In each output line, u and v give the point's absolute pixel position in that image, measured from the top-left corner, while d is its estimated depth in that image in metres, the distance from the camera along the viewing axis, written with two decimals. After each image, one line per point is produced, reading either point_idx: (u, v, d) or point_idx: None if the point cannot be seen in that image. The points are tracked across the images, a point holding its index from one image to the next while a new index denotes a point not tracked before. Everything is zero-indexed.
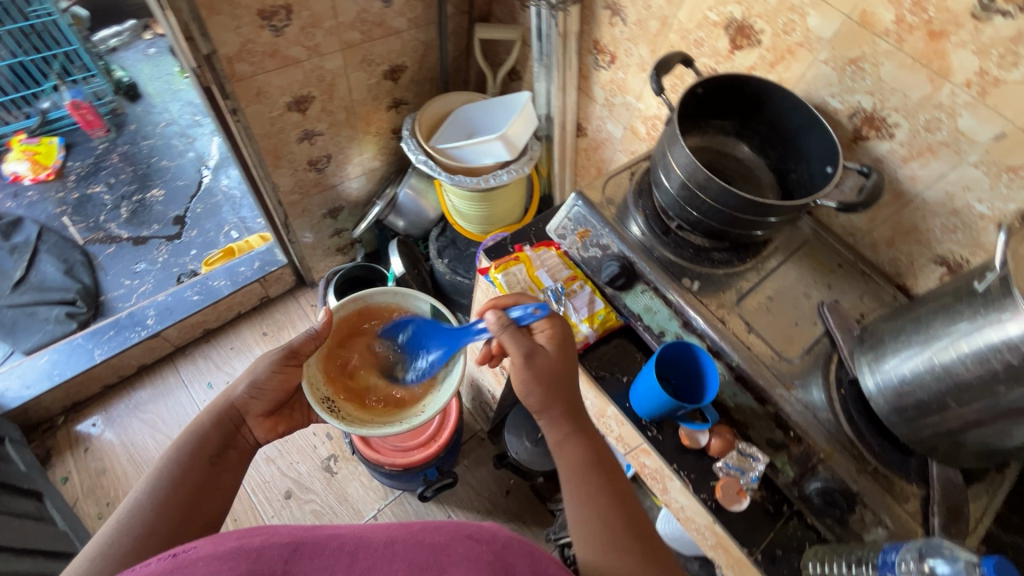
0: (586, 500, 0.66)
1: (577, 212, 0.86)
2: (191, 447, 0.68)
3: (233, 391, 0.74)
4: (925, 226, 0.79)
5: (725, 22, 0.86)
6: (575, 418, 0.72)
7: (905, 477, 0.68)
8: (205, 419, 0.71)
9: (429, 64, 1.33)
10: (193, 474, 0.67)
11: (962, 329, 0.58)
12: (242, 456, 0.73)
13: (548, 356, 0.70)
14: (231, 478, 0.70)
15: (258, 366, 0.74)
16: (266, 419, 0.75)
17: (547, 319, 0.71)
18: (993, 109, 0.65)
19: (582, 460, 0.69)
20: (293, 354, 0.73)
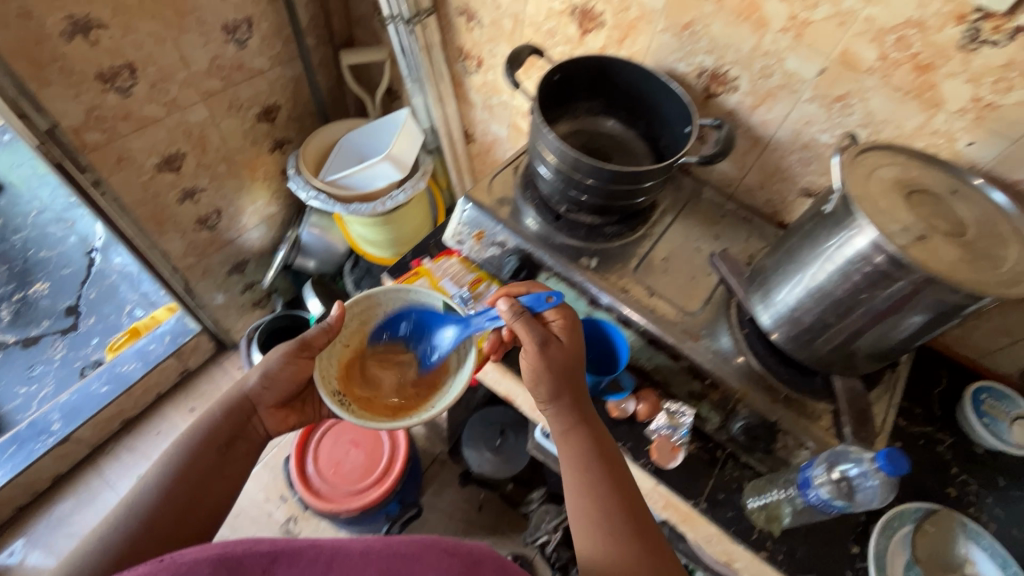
0: (590, 493, 0.65)
1: (469, 216, 0.86)
2: (202, 438, 0.72)
3: (246, 383, 0.76)
4: (786, 164, 0.85)
5: (569, 9, 0.89)
6: (582, 409, 0.69)
7: (815, 397, 0.73)
8: (219, 408, 0.74)
9: (303, 99, 1.30)
10: (201, 462, 0.70)
11: (823, 250, 0.63)
12: (252, 447, 0.75)
13: (562, 347, 0.68)
14: (240, 467, 0.73)
15: (271, 357, 0.75)
16: (277, 411, 0.77)
17: (561, 310, 0.70)
18: (811, 48, 0.72)
19: (583, 452, 0.67)
20: (307, 346, 0.73)
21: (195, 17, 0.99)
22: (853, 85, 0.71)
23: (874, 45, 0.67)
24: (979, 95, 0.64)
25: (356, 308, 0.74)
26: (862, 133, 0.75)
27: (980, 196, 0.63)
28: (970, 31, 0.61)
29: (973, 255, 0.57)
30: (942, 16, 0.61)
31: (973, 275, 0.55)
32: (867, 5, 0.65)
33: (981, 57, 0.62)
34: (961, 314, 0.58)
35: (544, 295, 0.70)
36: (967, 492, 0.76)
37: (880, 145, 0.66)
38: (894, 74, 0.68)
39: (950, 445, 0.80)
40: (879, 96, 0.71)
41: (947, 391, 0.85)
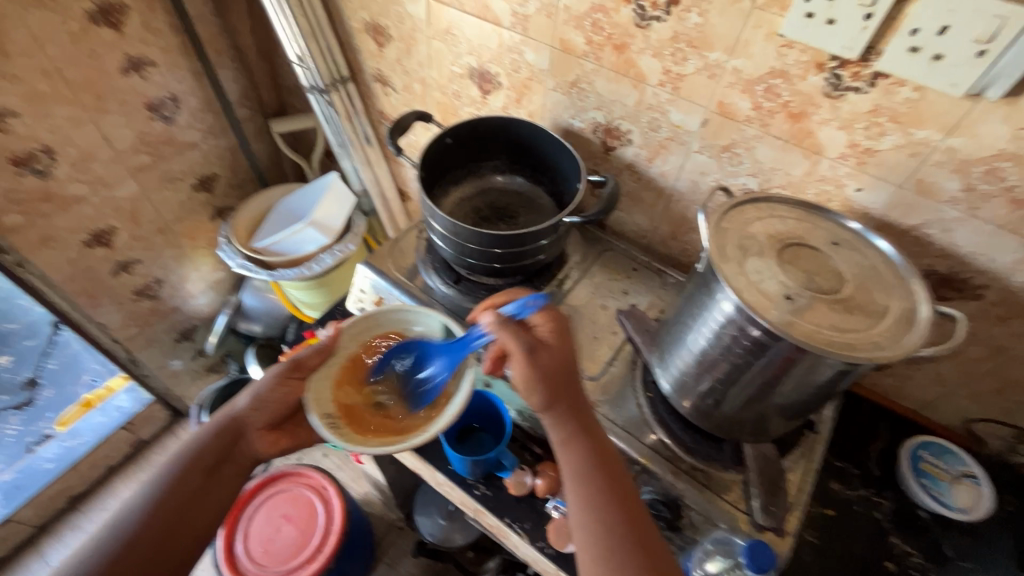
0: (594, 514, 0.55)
1: (368, 283, 0.85)
2: (188, 460, 0.64)
3: (237, 403, 0.69)
4: (691, 215, 0.82)
5: (467, 72, 0.90)
6: (581, 417, 0.60)
7: (722, 466, 0.67)
8: (208, 429, 0.67)
9: (241, 167, 1.32)
10: (185, 486, 0.63)
11: (702, 311, 0.60)
12: (241, 470, 0.67)
13: (551, 351, 0.60)
14: (227, 492, 0.65)
15: (261, 378, 0.69)
16: (267, 433, 0.69)
17: (547, 310, 0.61)
18: (689, 100, 0.70)
19: (584, 463, 0.58)
20: (298, 366, 0.68)
21: (115, 98, 1.01)
22: (736, 135, 0.69)
23: (747, 96, 0.65)
24: (854, 141, 0.61)
25: (352, 329, 0.69)
26: (754, 181, 0.72)
27: (863, 245, 0.59)
28: (831, 78, 0.59)
29: (847, 313, 0.53)
30: (803, 65, 0.59)
31: (843, 336, 0.51)
32: (731, 57, 0.63)
33: (849, 104, 0.59)
34: (851, 375, 0.54)
35: (527, 300, 0.62)
36: (909, 566, 0.69)
37: (760, 197, 0.63)
38: (772, 123, 0.66)
39: (891, 509, 0.73)
40: (762, 145, 0.68)
41: (886, 448, 0.78)
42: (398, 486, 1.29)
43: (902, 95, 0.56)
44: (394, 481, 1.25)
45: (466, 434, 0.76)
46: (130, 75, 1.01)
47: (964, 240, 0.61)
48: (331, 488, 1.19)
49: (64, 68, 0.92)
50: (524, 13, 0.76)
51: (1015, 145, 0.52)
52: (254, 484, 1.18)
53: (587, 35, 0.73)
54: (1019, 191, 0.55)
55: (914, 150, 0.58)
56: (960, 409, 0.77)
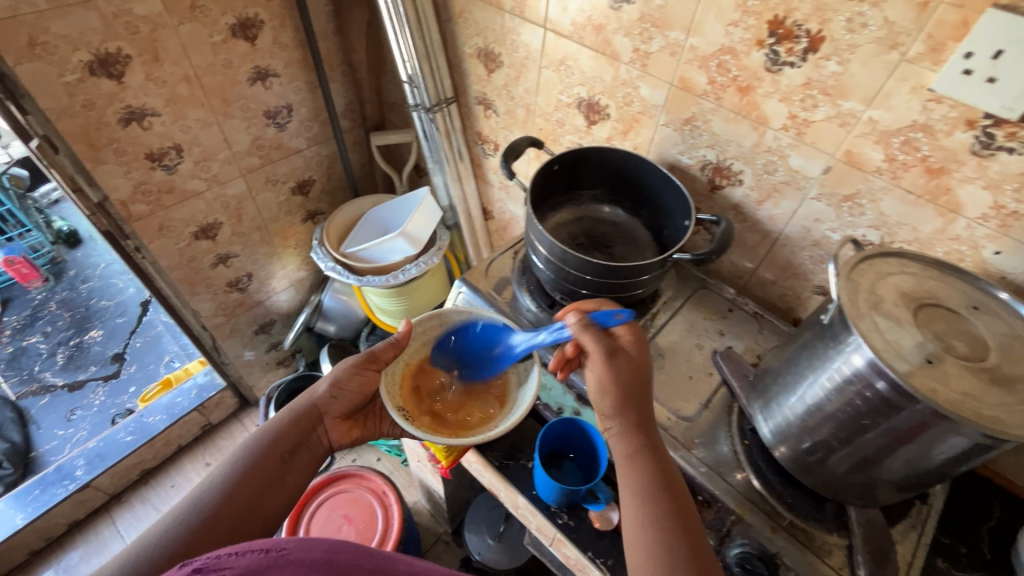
0: (653, 524, 0.53)
1: (463, 298, 0.87)
2: (267, 442, 0.65)
3: (316, 389, 0.71)
4: (798, 260, 0.80)
5: (576, 102, 0.92)
6: (649, 433, 0.60)
7: (824, 527, 0.64)
8: (287, 413, 0.69)
9: (335, 174, 1.39)
10: (264, 466, 0.63)
11: (821, 364, 0.58)
12: (314, 457, 0.68)
13: (629, 361, 0.62)
14: (299, 478, 0.66)
15: (340, 365, 0.71)
16: (342, 422, 0.71)
17: (630, 324, 0.65)
18: (813, 146, 0.69)
19: (649, 478, 0.56)
20: (374, 359, 0.69)
21: (240, 104, 1.09)
22: (863, 185, 0.67)
23: (880, 147, 0.64)
24: (1000, 202, 0.59)
25: (422, 325, 0.72)
26: (876, 234, 0.70)
27: (1007, 312, 0.56)
28: (982, 137, 0.57)
29: (995, 386, 0.50)
30: (951, 121, 0.58)
31: (992, 410, 0.48)
32: (868, 107, 0.62)
33: (999, 164, 0.57)
34: (983, 455, 0.51)
35: (613, 310, 0.65)
36: None
37: (889, 252, 0.61)
38: (905, 176, 0.64)
39: None
40: (890, 198, 0.66)
41: (1000, 530, 0.73)
42: (453, 500, 1.30)
43: None
44: (450, 495, 1.24)
45: (553, 460, 0.75)
46: (256, 84, 1.09)
47: None
48: (391, 494, 1.20)
49: (203, 75, 1.01)
50: (647, 50, 0.77)
51: None
52: (319, 481, 1.22)
53: (711, 76, 0.73)
54: None
55: None
56: None
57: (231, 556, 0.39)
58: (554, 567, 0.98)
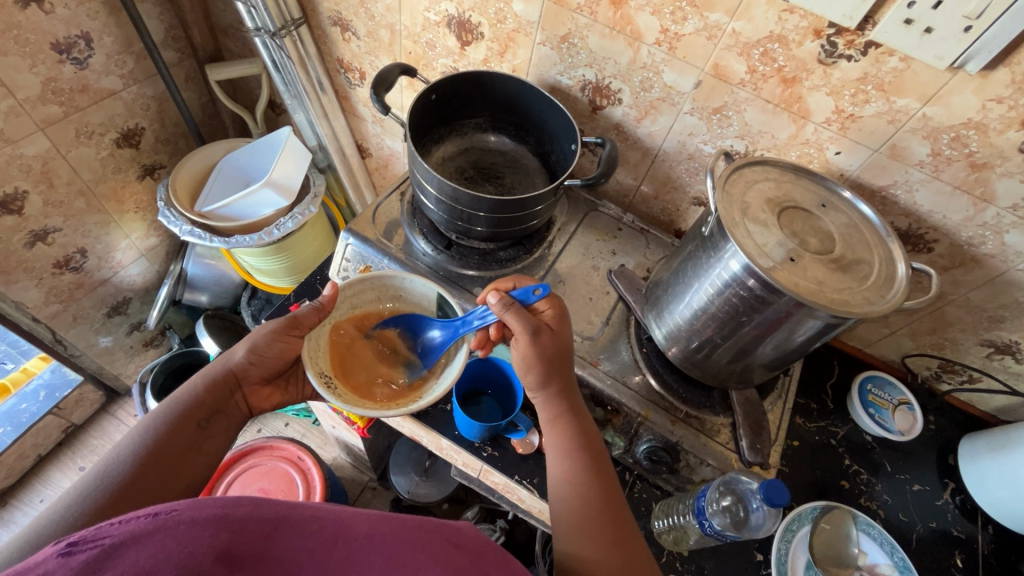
0: (576, 480, 0.58)
1: (353, 250, 0.80)
2: (179, 410, 0.59)
3: (234, 353, 0.64)
4: (676, 174, 0.84)
5: (445, 20, 0.84)
6: (570, 398, 0.62)
7: (713, 412, 0.73)
8: (202, 377, 0.62)
9: (169, 118, 1.17)
10: (178, 436, 0.57)
11: (701, 271, 0.64)
12: (234, 423, 0.63)
13: (552, 336, 0.61)
14: (218, 446, 0.61)
15: (259, 331, 0.65)
16: (263, 388, 0.66)
17: (551, 299, 0.62)
18: (685, 61, 0.70)
19: (570, 440, 0.60)
20: (296, 324, 0.63)
21: (12, 35, 0.84)
22: (728, 97, 0.71)
23: (743, 59, 0.67)
24: (841, 107, 0.65)
25: (352, 290, 0.66)
26: (742, 144, 0.75)
27: (847, 206, 0.64)
28: (827, 45, 0.61)
29: (841, 273, 0.57)
30: (802, 31, 0.61)
31: (840, 294, 0.55)
32: (732, 19, 0.64)
33: (840, 71, 0.62)
34: (831, 332, 0.59)
35: (531, 287, 0.62)
36: (859, 483, 0.80)
37: (755, 161, 0.66)
38: (764, 87, 0.68)
39: (843, 436, 0.84)
40: (752, 108, 0.71)
41: (839, 385, 0.89)
42: (375, 449, 1.29)
43: (890, 64, 0.59)
44: (371, 447, 1.22)
45: (472, 398, 0.77)
46: (30, 7, 0.84)
47: (925, 200, 0.68)
48: (307, 458, 1.16)
49: None
50: None
51: (982, 115, 0.58)
52: (225, 460, 1.15)
53: None
54: (978, 157, 0.62)
55: (894, 117, 0.63)
56: (899, 346, 0.88)
57: (113, 525, 0.32)
58: (481, 491, 1.02)
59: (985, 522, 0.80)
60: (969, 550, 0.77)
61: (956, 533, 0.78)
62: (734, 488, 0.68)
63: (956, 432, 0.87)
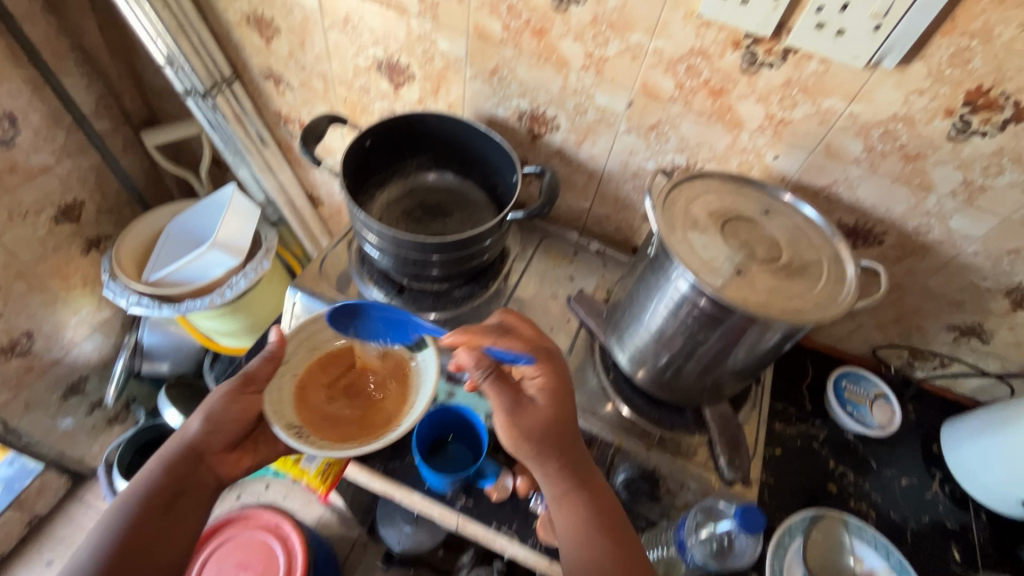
0: (591, 571, 0.53)
1: (302, 306, 0.77)
2: (138, 500, 0.54)
3: (189, 427, 0.60)
4: (623, 193, 0.84)
5: (374, 65, 0.83)
6: (575, 474, 0.59)
7: (687, 431, 0.71)
8: (158, 461, 0.57)
9: (111, 188, 1.14)
10: (140, 530, 0.53)
11: (655, 290, 0.62)
12: (205, 497, 0.58)
13: (541, 411, 0.60)
14: (188, 527, 0.56)
15: (211, 397, 0.61)
16: (229, 454, 0.61)
17: (540, 365, 0.60)
18: (613, 83, 0.70)
19: (581, 522, 0.56)
20: (250, 379, 0.62)
21: None
22: (661, 114, 0.71)
23: (669, 76, 0.67)
24: (771, 113, 0.65)
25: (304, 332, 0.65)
26: (682, 157, 0.75)
27: (790, 210, 0.63)
28: (747, 55, 0.61)
29: (790, 280, 0.56)
30: (720, 43, 0.61)
31: (791, 302, 0.54)
32: (652, 37, 0.64)
33: (764, 79, 0.62)
34: (796, 335, 0.58)
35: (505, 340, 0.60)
36: (847, 485, 0.78)
37: (694, 175, 0.65)
38: (694, 101, 0.68)
39: (825, 437, 0.83)
40: (686, 122, 0.70)
41: (814, 385, 0.88)
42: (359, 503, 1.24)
43: (811, 67, 0.60)
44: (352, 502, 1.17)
45: (437, 450, 0.73)
46: None
47: (867, 195, 0.68)
48: (285, 524, 1.10)
49: None
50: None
51: (906, 108, 0.59)
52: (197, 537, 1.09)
53: (503, 21, 0.70)
54: (910, 148, 0.62)
55: (823, 118, 0.63)
56: (868, 340, 0.87)
57: None
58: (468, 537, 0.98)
59: (977, 509, 0.78)
60: (965, 540, 0.76)
61: (950, 525, 0.77)
62: (714, 515, 0.64)
63: (936, 420, 0.86)
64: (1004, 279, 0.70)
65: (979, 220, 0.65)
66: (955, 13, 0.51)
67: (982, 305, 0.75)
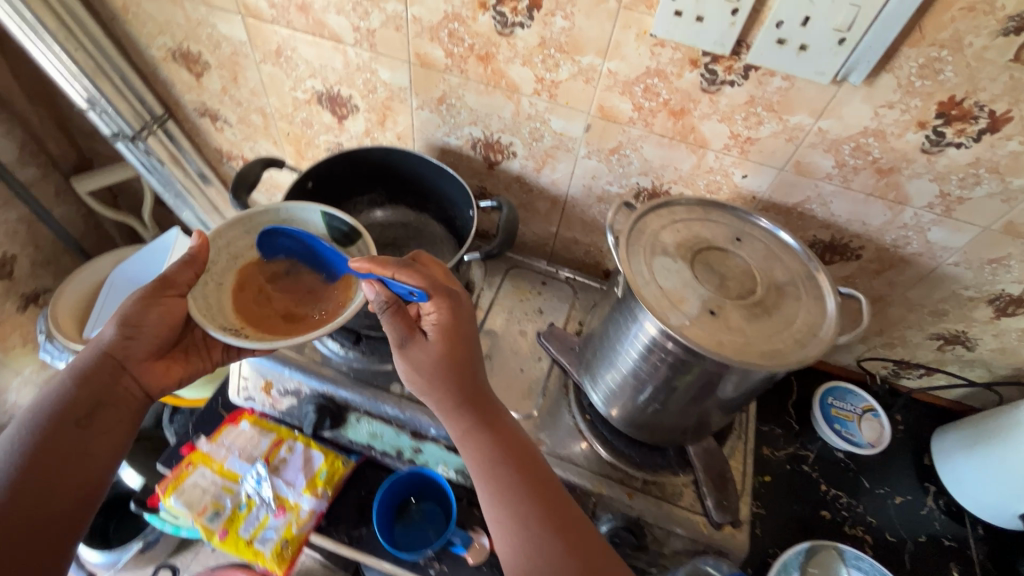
0: (505, 501, 0.51)
1: (247, 367, 0.70)
2: (46, 415, 0.49)
3: (103, 333, 0.54)
4: (588, 218, 0.79)
5: (314, 97, 0.77)
6: (478, 406, 0.55)
7: (672, 471, 0.67)
8: (71, 371, 0.52)
9: (45, 238, 1.06)
10: (49, 446, 0.48)
11: (627, 332, 0.59)
12: (128, 410, 0.53)
13: (431, 344, 0.54)
14: (112, 441, 0.51)
15: (125, 302, 0.55)
16: (155, 363, 0.56)
17: (436, 302, 0.54)
18: (569, 107, 0.65)
19: (489, 457, 0.53)
20: (169, 283, 0.55)
21: None
22: (622, 137, 0.66)
23: (626, 98, 0.62)
24: (736, 132, 0.61)
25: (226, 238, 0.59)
26: (647, 180, 0.70)
27: (762, 236, 0.59)
28: (706, 74, 0.57)
29: (767, 317, 0.52)
30: (678, 63, 0.57)
31: (771, 343, 0.50)
32: (605, 59, 0.59)
33: (726, 97, 0.58)
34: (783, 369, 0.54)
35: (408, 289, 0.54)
36: (840, 509, 0.75)
37: (660, 204, 0.61)
38: (655, 122, 0.63)
39: (815, 458, 0.79)
40: (648, 144, 0.66)
41: (800, 403, 0.85)
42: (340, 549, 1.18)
43: (774, 84, 0.56)
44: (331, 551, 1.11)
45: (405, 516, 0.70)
46: None
47: (841, 210, 0.65)
48: None
49: None
50: (368, 27, 0.65)
51: (877, 123, 0.55)
52: None
53: (446, 48, 0.64)
54: (883, 162, 0.59)
55: (791, 135, 0.59)
56: (852, 351, 0.84)
57: None
58: None
59: (973, 522, 0.76)
60: (963, 558, 0.73)
61: (947, 542, 0.74)
62: None
63: (926, 429, 0.83)
64: (986, 287, 0.67)
65: (957, 231, 0.62)
66: (922, 23, 0.48)
67: (965, 314, 0.72)
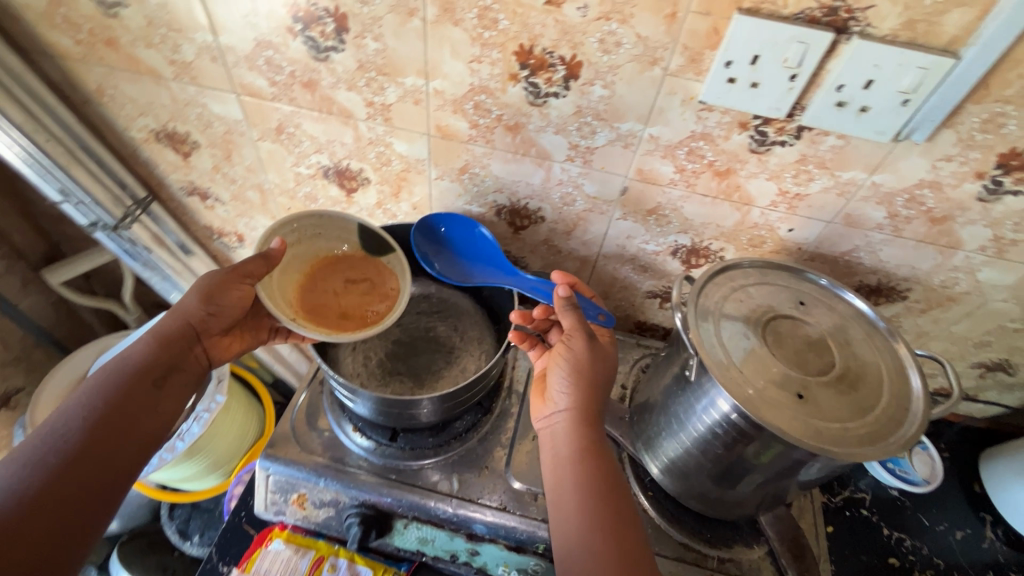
0: (595, 492, 0.49)
1: (276, 480, 0.64)
2: (128, 369, 0.52)
3: (187, 302, 0.57)
4: (621, 275, 0.76)
5: (320, 172, 0.71)
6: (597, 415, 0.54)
7: (745, 544, 0.63)
8: (154, 333, 0.55)
9: (15, 334, 0.96)
10: (129, 397, 0.51)
11: (694, 413, 0.55)
12: (192, 379, 0.57)
13: (598, 356, 0.56)
14: (175, 405, 0.55)
15: (212, 274, 0.58)
16: (224, 338, 0.60)
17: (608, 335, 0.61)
18: (605, 172, 0.62)
19: (601, 456, 0.51)
20: (246, 273, 0.57)
21: None
22: (661, 198, 0.63)
23: (668, 161, 0.59)
24: (784, 189, 0.59)
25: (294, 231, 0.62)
26: (686, 237, 0.67)
27: (825, 298, 0.57)
28: (756, 135, 0.54)
29: (852, 393, 0.49)
30: (725, 126, 0.54)
31: (860, 424, 0.48)
32: (646, 125, 0.56)
33: (776, 157, 0.56)
34: None
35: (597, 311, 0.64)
36: (906, 554, 0.73)
37: (716, 271, 0.58)
38: (698, 183, 0.60)
39: (871, 500, 0.77)
40: (690, 204, 0.63)
41: None
42: None
43: (828, 143, 0.53)
44: None
45: None
46: None
47: (891, 257, 0.63)
48: None
49: None
50: (383, 101, 0.60)
51: (934, 175, 0.54)
52: None
53: (470, 119, 0.60)
54: (937, 212, 0.57)
55: (842, 190, 0.57)
56: None
57: None
58: None
59: None
60: None
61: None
62: None
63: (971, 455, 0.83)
64: None
65: (1009, 271, 0.61)
66: (989, 80, 0.46)
67: (1009, 344, 0.71)
